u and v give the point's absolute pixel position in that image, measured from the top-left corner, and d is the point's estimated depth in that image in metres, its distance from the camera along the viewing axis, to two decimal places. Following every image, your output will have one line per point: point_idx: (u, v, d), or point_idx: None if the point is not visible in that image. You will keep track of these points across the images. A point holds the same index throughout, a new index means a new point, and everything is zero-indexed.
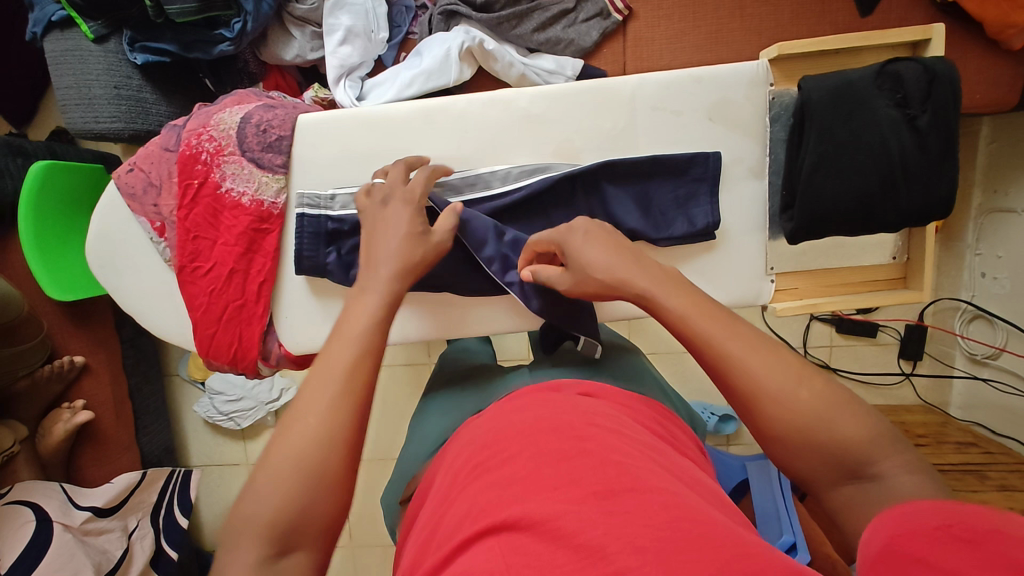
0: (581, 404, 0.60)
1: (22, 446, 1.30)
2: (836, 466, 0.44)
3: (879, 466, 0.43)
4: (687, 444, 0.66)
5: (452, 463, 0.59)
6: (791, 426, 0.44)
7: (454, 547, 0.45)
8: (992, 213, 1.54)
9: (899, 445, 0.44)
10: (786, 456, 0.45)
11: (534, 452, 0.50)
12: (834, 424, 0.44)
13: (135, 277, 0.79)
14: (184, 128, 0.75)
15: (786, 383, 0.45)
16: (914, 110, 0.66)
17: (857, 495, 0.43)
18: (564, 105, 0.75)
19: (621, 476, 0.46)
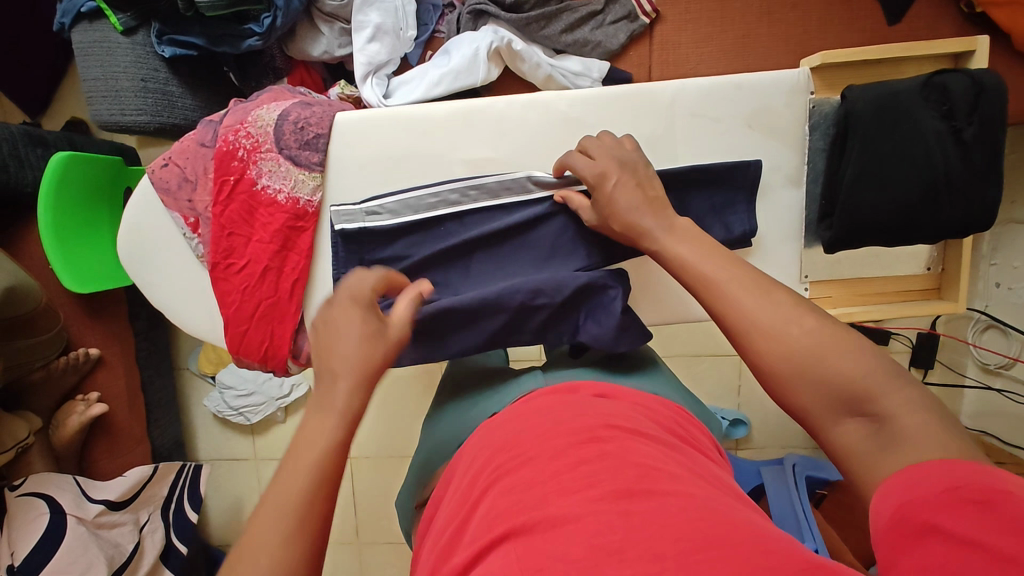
0: (598, 404, 0.59)
1: (36, 437, 1.30)
2: (833, 402, 0.44)
3: (880, 403, 0.43)
4: (711, 448, 0.65)
5: (470, 464, 0.59)
6: (779, 361, 0.47)
7: (473, 551, 0.45)
8: (1006, 224, 1.55)
9: (903, 383, 0.43)
10: (782, 393, 0.47)
11: (552, 455, 0.50)
12: (825, 360, 0.45)
13: (164, 272, 0.78)
14: (221, 124, 0.75)
15: (774, 319, 0.48)
16: (960, 122, 0.67)
17: (857, 433, 0.43)
18: (604, 108, 0.75)
19: (642, 479, 0.45)
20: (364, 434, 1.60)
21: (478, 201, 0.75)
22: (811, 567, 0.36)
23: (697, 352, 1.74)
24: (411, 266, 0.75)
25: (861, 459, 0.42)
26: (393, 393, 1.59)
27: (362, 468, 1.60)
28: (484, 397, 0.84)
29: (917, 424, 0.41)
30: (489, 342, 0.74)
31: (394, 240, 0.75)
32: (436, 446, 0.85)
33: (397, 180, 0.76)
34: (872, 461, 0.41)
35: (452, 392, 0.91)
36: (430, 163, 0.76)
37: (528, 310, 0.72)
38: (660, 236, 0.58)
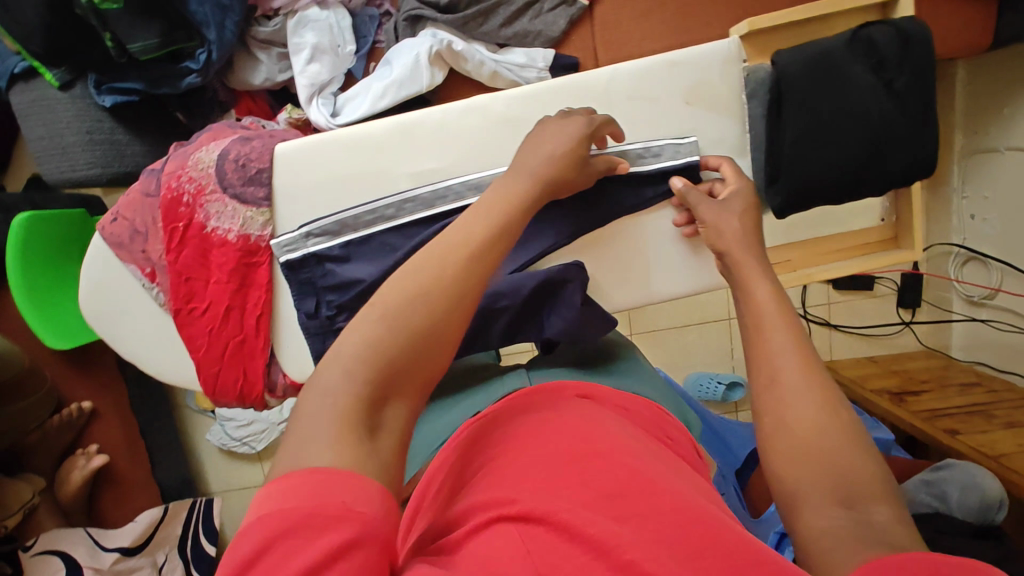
0: (583, 407, 0.61)
1: (42, 497, 1.31)
2: (832, 488, 0.46)
3: (871, 508, 0.44)
4: (686, 445, 0.67)
5: (455, 454, 0.60)
6: (800, 433, 0.49)
7: (467, 533, 0.47)
8: (974, 154, 1.56)
9: (893, 504, 0.45)
10: (785, 456, 0.49)
11: (542, 456, 0.51)
12: (842, 453, 0.47)
13: (131, 324, 0.79)
14: (162, 171, 0.75)
15: (816, 402, 0.50)
16: (890, 75, 0.66)
17: (834, 520, 0.44)
18: (539, 103, 0.74)
19: (632, 477, 0.47)
20: None
21: (415, 213, 0.74)
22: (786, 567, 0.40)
23: (685, 322, 1.75)
24: (367, 290, 0.73)
25: (833, 548, 0.43)
26: None
27: None
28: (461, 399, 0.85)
29: (900, 536, 0.42)
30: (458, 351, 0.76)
31: (348, 263, 0.74)
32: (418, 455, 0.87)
33: (343, 203, 0.76)
34: (852, 547, 0.42)
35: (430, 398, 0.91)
36: (375, 183, 0.76)
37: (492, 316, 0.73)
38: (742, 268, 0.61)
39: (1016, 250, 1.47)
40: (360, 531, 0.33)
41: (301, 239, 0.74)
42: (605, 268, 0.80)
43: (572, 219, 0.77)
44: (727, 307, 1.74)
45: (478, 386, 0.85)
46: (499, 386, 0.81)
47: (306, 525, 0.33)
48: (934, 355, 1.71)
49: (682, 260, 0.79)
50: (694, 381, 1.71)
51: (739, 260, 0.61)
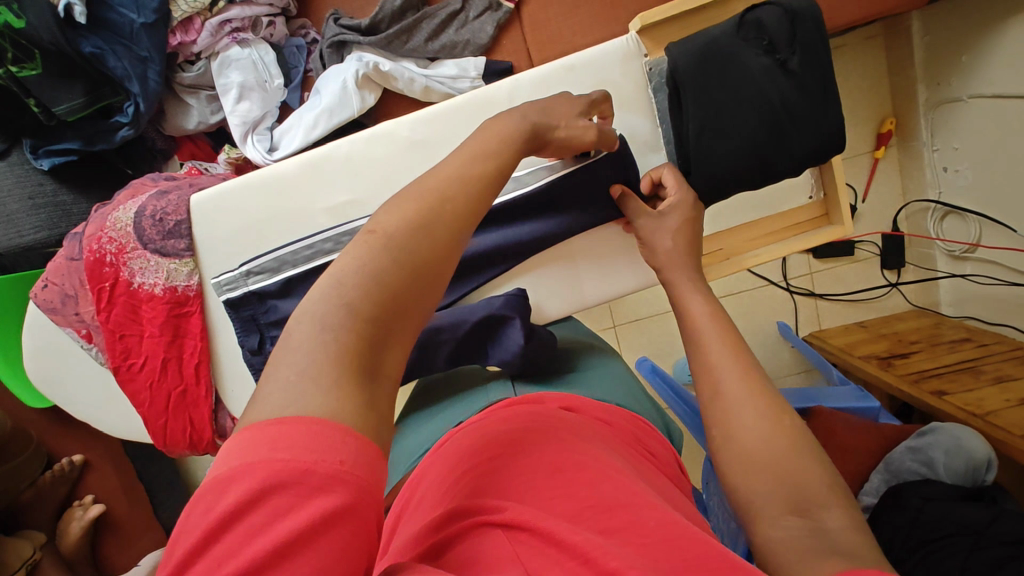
0: (564, 419, 0.61)
1: (44, 551, 1.33)
2: (784, 498, 0.47)
3: (824, 513, 0.45)
4: (667, 460, 0.67)
5: (438, 468, 0.59)
6: (749, 446, 0.51)
7: (454, 535, 0.45)
8: (940, 105, 1.51)
9: (843, 505, 0.46)
10: (739, 473, 0.51)
11: (525, 471, 0.51)
12: (790, 460, 0.49)
13: (77, 384, 0.80)
14: (84, 234, 0.76)
15: (761, 412, 0.52)
16: (783, 54, 0.65)
17: (790, 530, 0.45)
18: (443, 124, 0.74)
19: (613, 488, 0.47)
20: None
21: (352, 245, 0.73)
22: None
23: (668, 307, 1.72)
24: None
25: (786, 553, 0.43)
26: None
27: None
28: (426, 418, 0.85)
29: (851, 538, 0.42)
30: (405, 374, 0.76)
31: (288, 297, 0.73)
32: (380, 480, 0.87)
33: (263, 242, 0.76)
34: (802, 552, 0.42)
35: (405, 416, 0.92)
36: (292, 223, 0.76)
37: (436, 343, 0.74)
38: (681, 291, 0.64)
39: (990, 200, 1.43)
40: (357, 494, 0.30)
41: (241, 277, 0.72)
42: (545, 277, 0.80)
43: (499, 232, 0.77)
44: None
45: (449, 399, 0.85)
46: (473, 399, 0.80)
47: (295, 482, 0.29)
48: (924, 314, 1.67)
49: (621, 259, 0.80)
50: (682, 367, 1.69)
51: (675, 279, 0.65)
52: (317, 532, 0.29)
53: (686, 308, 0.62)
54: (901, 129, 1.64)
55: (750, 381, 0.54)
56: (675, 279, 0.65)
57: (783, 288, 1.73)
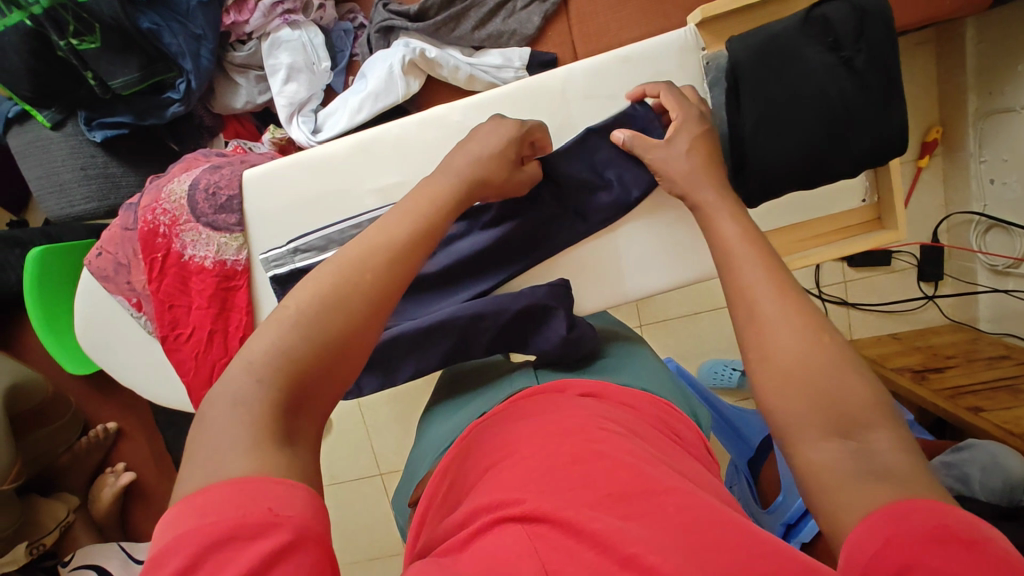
0: (579, 406, 0.61)
1: (77, 514, 1.37)
2: (828, 419, 0.45)
3: (870, 436, 0.44)
4: (696, 443, 0.66)
5: (470, 466, 0.60)
6: (789, 365, 0.48)
7: (472, 533, 0.46)
8: (991, 115, 1.47)
9: (889, 424, 0.45)
10: (774, 392, 0.48)
11: (543, 455, 0.51)
12: (834, 378, 0.46)
13: (125, 351, 0.82)
14: (139, 205, 0.77)
15: (801, 328, 0.49)
16: (848, 52, 0.63)
17: (834, 454, 0.44)
18: (495, 110, 0.74)
19: (631, 471, 0.48)
20: (388, 451, 1.75)
21: None
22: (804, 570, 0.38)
23: (695, 309, 1.70)
24: None
25: (833, 481, 0.43)
26: (406, 407, 1.73)
27: (392, 482, 1.76)
28: (460, 406, 0.85)
29: (899, 463, 0.42)
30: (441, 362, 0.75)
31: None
32: (411, 463, 0.88)
33: (309, 220, 0.77)
34: (848, 483, 0.42)
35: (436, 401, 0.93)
36: (340, 204, 0.76)
37: (476, 330, 0.74)
38: (709, 203, 0.60)
39: None
40: (297, 529, 0.35)
41: (288, 254, 0.73)
42: (584, 269, 0.79)
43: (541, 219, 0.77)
44: None
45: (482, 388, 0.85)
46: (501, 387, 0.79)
47: (238, 530, 0.33)
48: (960, 329, 1.63)
49: (660, 252, 0.78)
50: (708, 369, 1.68)
51: (703, 200, 0.60)
52: (271, 565, 0.33)
53: (717, 229, 0.58)
54: (947, 139, 1.59)
55: (787, 294, 0.51)
56: (702, 199, 0.61)
57: (815, 296, 1.70)
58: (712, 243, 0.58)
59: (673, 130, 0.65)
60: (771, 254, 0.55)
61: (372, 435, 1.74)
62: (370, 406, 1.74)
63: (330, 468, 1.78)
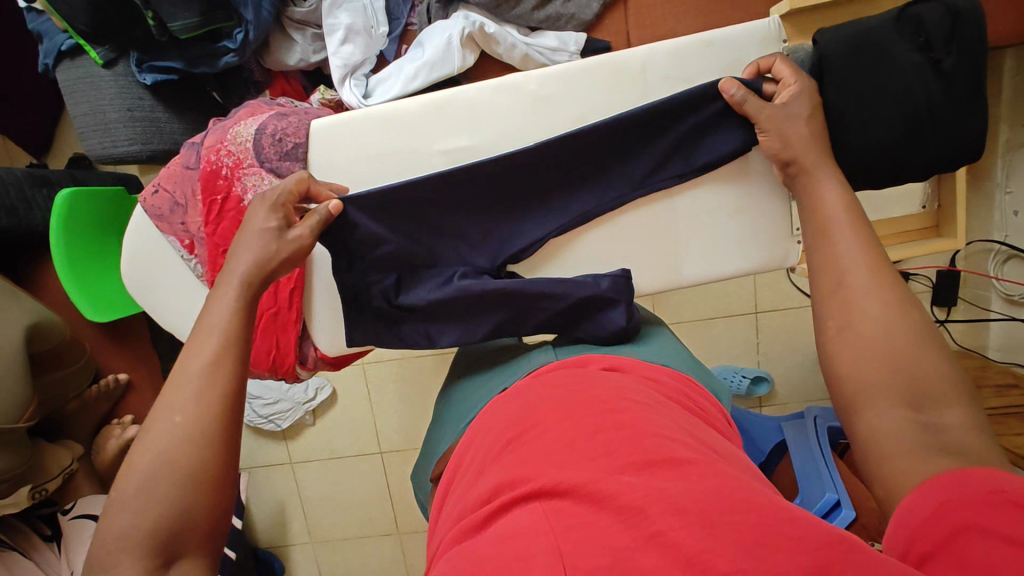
0: (606, 379, 0.60)
1: (80, 463, 1.36)
2: (903, 390, 0.50)
3: (943, 411, 0.48)
4: (718, 418, 0.64)
5: (484, 436, 0.59)
6: (872, 338, 0.54)
7: (494, 510, 0.46)
8: (1019, 149, 1.45)
9: (963, 404, 0.49)
10: (854, 361, 0.54)
11: (569, 425, 0.51)
12: (914, 355, 0.52)
13: (171, 294, 0.81)
14: (202, 145, 0.76)
15: (888, 305, 0.55)
16: (937, 53, 0.65)
17: (903, 421, 0.49)
18: (573, 84, 0.75)
19: (660, 444, 0.46)
20: (390, 429, 1.73)
21: (466, 186, 0.76)
22: (831, 536, 0.37)
23: (711, 314, 1.68)
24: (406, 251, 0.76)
25: (899, 446, 0.48)
26: (413, 386, 1.71)
27: (392, 461, 1.75)
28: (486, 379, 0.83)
29: (968, 437, 0.46)
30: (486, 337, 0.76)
31: (395, 227, 0.76)
32: (436, 435, 0.86)
33: (369, 173, 0.77)
34: (911, 449, 0.47)
35: (459, 371, 0.92)
36: (406, 163, 0.77)
37: (532, 305, 0.74)
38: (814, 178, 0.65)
39: None
40: None
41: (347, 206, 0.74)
42: (642, 252, 0.80)
43: (604, 186, 0.77)
44: (756, 300, 1.67)
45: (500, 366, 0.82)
46: (526, 362, 0.77)
47: None
48: (969, 356, 1.64)
49: (714, 240, 0.79)
50: (717, 375, 1.67)
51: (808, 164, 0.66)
52: None
53: (817, 195, 0.64)
54: (975, 168, 1.58)
55: (880, 271, 0.57)
56: (808, 162, 0.66)
57: None
58: (809, 208, 0.65)
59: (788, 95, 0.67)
60: (866, 229, 0.60)
61: (375, 412, 1.72)
62: (376, 383, 1.72)
63: (330, 442, 1.76)
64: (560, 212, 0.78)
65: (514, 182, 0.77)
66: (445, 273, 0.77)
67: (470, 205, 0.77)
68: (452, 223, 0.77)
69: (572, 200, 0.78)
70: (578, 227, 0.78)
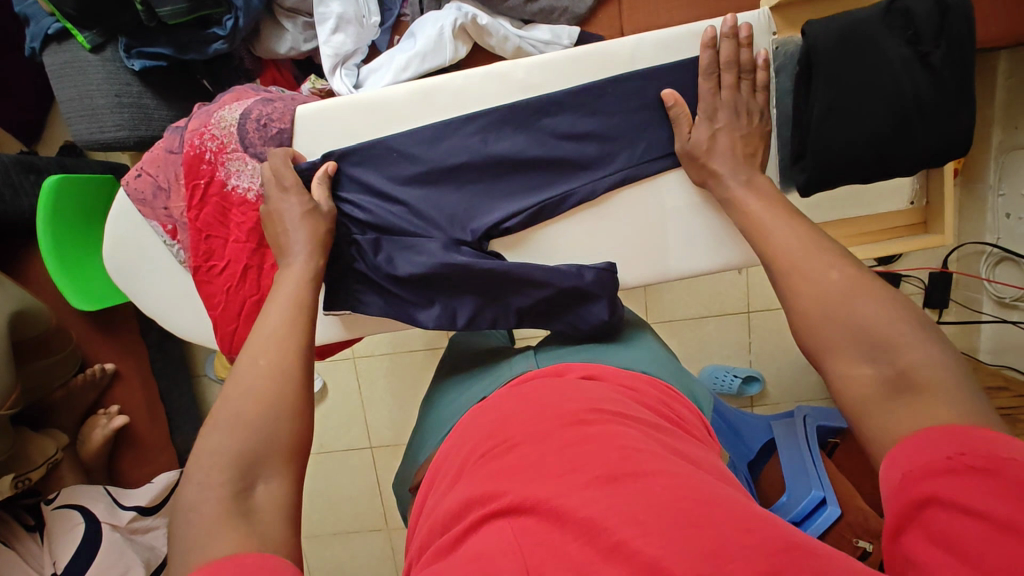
0: (582, 390, 0.59)
1: (65, 453, 1.35)
2: (860, 341, 0.53)
3: (901, 351, 0.51)
4: (696, 426, 0.64)
5: (460, 448, 0.59)
6: (815, 301, 0.57)
7: (462, 531, 0.46)
8: (1012, 150, 1.44)
9: (927, 338, 0.52)
10: (808, 326, 0.57)
11: (540, 440, 0.51)
12: (857, 306, 0.54)
13: (153, 280, 0.81)
14: (186, 129, 0.76)
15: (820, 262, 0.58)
16: (925, 47, 0.65)
17: (870, 370, 0.52)
18: (560, 73, 0.74)
19: (628, 452, 0.46)
20: (381, 424, 1.73)
21: (449, 171, 0.76)
22: (789, 544, 0.37)
23: (703, 313, 1.68)
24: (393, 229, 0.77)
25: (871, 399, 0.51)
26: (404, 380, 1.71)
27: (381, 456, 1.74)
28: (472, 381, 0.83)
29: (931, 368, 0.49)
30: (467, 323, 0.77)
31: (379, 202, 0.77)
32: (421, 428, 0.86)
33: (355, 161, 0.76)
34: (881, 401, 0.50)
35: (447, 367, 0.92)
36: (394, 151, 0.75)
37: (515, 289, 0.75)
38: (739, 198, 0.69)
39: None
40: None
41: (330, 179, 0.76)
42: (629, 246, 0.79)
43: (593, 171, 0.76)
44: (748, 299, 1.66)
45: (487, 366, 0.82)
46: (507, 367, 0.78)
47: None
48: None
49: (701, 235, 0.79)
50: (709, 374, 1.67)
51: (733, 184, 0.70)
52: None
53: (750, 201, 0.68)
54: (967, 170, 1.58)
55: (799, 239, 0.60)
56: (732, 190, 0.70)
57: None
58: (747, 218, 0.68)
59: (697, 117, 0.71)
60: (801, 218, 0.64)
61: (365, 407, 1.72)
62: (366, 377, 1.71)
63: (320, 437, 1.75)
64: (536, 191, 0.77)
65: (497, 167, 0.76)
66: (424, 245, 0.76)
67: (457, 187, 0.77)
68: (436, 212, 0.77)
69: (558, 186, 0.77)
70: (564, 218, 0.78)
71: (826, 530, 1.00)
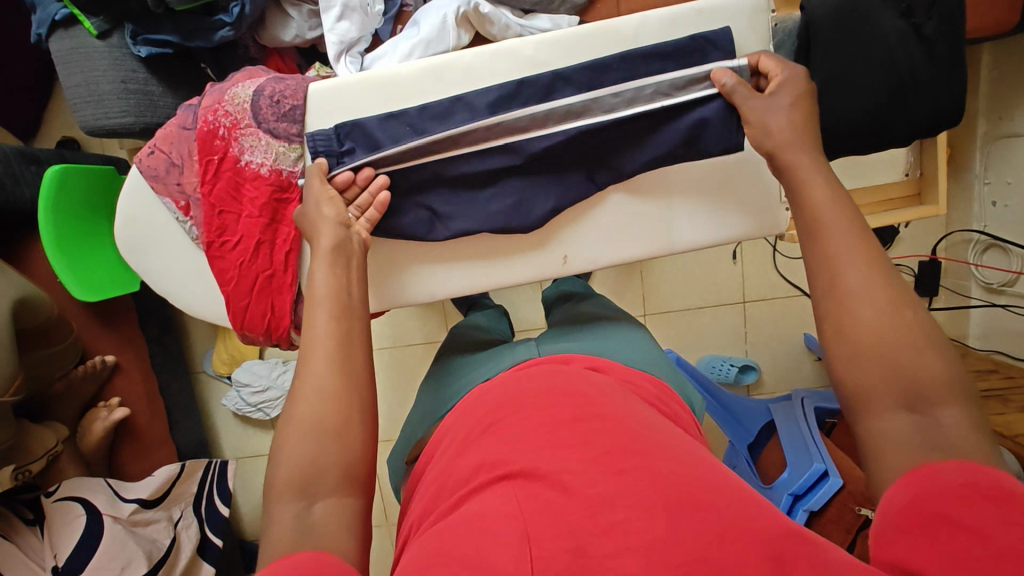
0: (585, 374, 0.63)
1: (65, 445, 1.34)
2: (904, 393, 0.52)
3: (938, 410, 0.51)
4: (685, 420, 0.67)
5: (462, 419, 0.62)
6: (867, 327, 0.55)
7: (471, 491, 0.49)
8: (997, 139, 1.48)
9: (964, 402, 0.52)
10: (850, 360, 0.56)
11: (548, 413, 0.54)
12: (917, 359, 0.53)
13: (164, 259, 0.81)
14: (199, 106, 0.77)
15: (882, 298, 0.56)
16: (919, 19, 0.69)
17: (903, 424, 0.52)
18: (567, 51, 0.76)
19: (633, 441, 0.49)
20: (381, 418, 1.72)
21: (457, 146, 0.77)
22: (783, 532, 0.42)
23: (699, 303, 1.69)
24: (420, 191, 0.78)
25: (892, 447, 0.51)
26: (404, 375, 1.71)
27: (381, 450, 1.74)
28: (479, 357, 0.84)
29: (967, 438, 0.49)
30: None
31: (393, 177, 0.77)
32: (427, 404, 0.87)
33: (362, 136, 0.77)
34: (907, 448, 0.50)
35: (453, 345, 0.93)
36: (406, 125, 0.77)
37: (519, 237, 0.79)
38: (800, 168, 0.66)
39: None
40: None
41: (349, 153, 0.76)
42: (632, 223, 0.81)
43: (601, 142, 0.78)
44: (743, 288, 1.69)
45: (484, 356, 0.85)
46: (509, 356, 0.80)
47: None
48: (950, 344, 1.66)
49: (701, 211, 0.81)
50: (706, 363, 1.69)
51: (794, 159, 0.66)
52: None
53: (807, 185, 0.64)
54: (953, 160, 1.62)
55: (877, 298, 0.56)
56: (794, 161, 0.66)
57: None
58: (797, 199, 0.65)
59: (773, 85, 0.69)
60: (869, 236, 0.60)
61: None
62: None
63: None
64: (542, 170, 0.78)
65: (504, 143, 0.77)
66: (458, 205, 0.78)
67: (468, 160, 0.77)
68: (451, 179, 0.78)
69: (566, 156, 0.78)
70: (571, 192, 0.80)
71: (827, 502, 1.03)
